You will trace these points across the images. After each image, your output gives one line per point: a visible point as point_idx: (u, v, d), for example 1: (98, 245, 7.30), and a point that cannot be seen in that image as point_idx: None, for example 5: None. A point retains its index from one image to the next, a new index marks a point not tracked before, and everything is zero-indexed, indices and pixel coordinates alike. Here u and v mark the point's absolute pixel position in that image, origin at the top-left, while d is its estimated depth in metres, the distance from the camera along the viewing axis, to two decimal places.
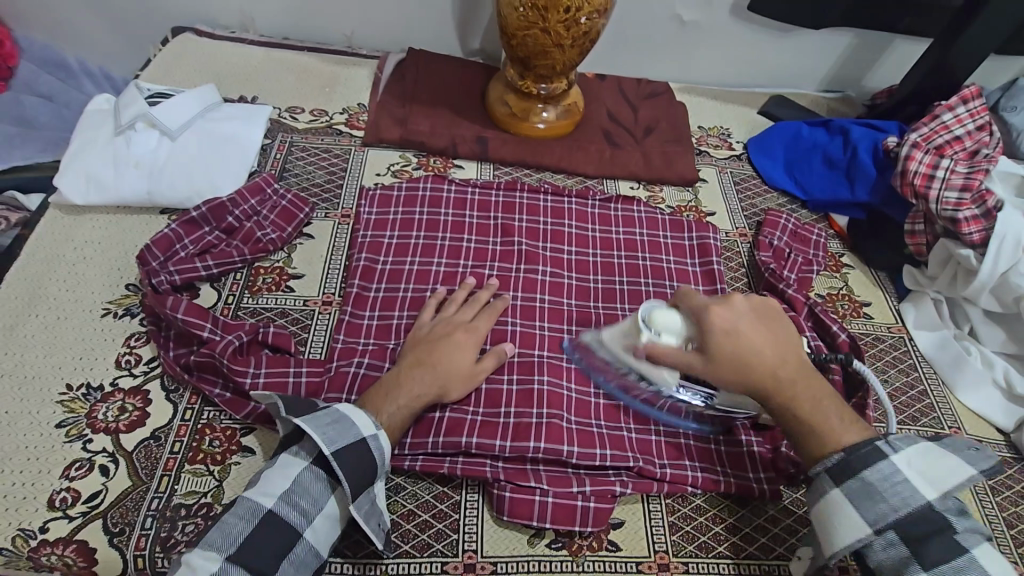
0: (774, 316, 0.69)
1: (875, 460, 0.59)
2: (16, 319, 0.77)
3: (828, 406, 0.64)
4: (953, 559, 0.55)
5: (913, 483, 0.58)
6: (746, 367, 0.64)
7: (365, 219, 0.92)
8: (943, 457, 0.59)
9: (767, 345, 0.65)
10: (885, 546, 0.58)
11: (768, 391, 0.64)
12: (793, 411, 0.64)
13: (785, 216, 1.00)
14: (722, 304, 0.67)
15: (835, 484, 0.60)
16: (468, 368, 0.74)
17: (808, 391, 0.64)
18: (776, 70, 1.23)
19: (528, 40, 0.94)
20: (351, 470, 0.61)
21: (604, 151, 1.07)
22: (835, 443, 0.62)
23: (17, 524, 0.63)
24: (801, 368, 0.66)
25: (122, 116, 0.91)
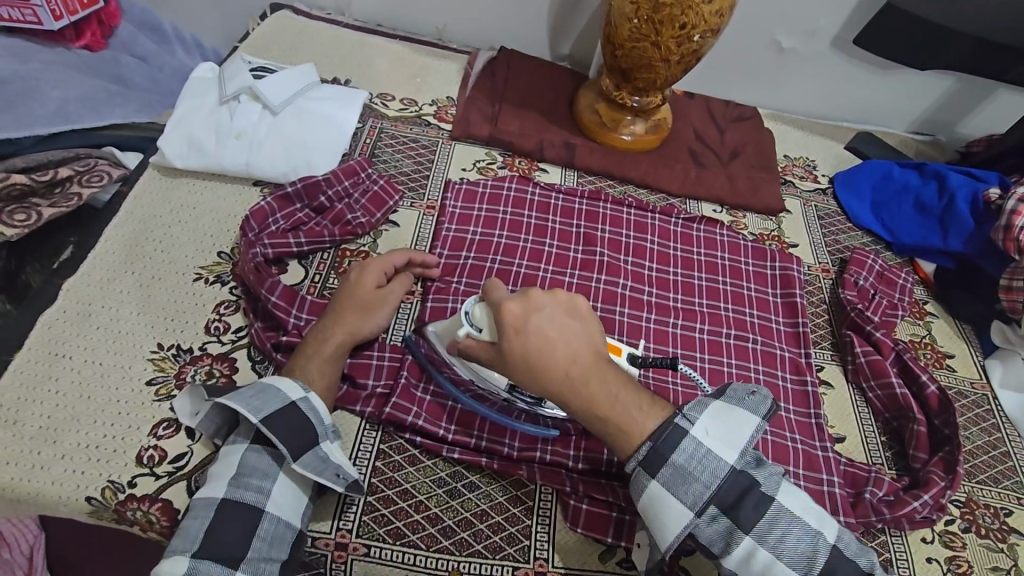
0: (582, 314, 0.63)
1: (678, 441, 0.58)
2: (113, 274, 0.79)
3: (618, 398, 0.59)
4: (764, 516, 0.57)
5: (715, 451, 0.58)
6: (534, 364, 0.59)
7: (450, 213, 0.91)
8: (728, 413, 0.60)
9: (558, 343, 0.59)
10: (709, 522, 0.58)
11: (564, 392, 0.59)
12: (591, 411, 0.59)
13: (872, 257, 0.98)
14: (518, 300, 0.62)
15: (650, 478, 0.58)
16: (369, 297, 0.76)
17: (597, 387, 0.59)
18: (867, 107, 1.21)
19: (635, 52, 0.93)
20: (284, 434, 0.62)
21: (690, 171, 1.06)
22: (640, 435, 0.59)
23: (107, 476, 0.64)
24: (591, 362, 0.60)
25: (227, 87, 0.93)
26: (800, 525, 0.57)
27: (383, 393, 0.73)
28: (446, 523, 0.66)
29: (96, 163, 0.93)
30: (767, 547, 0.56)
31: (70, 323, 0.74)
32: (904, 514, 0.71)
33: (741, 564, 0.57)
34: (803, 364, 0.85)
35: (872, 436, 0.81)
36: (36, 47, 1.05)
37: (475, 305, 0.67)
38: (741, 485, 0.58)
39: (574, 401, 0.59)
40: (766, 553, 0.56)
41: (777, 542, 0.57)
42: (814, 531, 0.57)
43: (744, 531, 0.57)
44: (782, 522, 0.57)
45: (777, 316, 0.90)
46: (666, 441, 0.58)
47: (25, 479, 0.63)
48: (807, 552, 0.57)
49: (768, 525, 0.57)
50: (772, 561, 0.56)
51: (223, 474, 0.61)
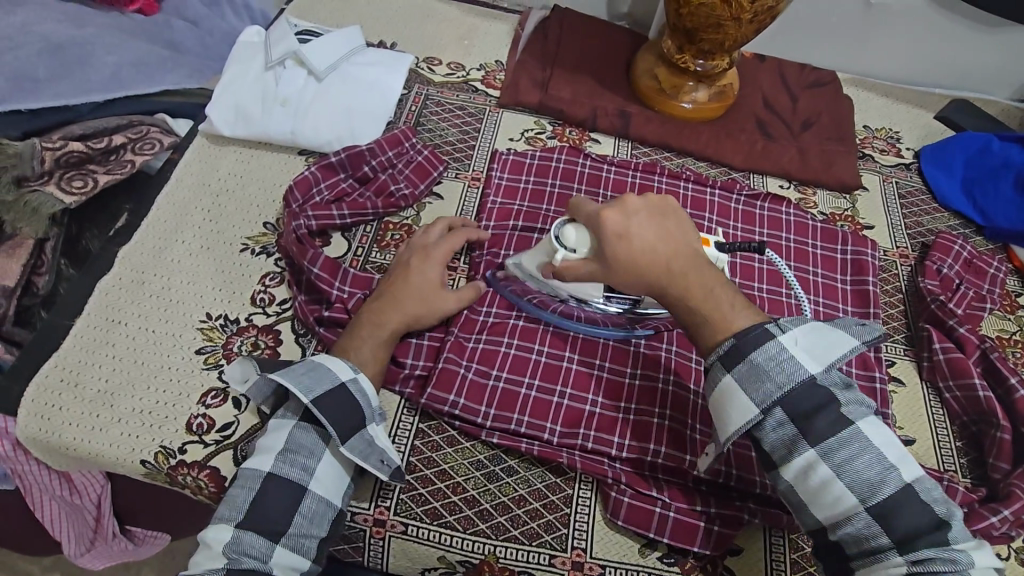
0: (675, 211, 0.63)
1: (762, 342, 0.56)
2: (165, 242, 0.80)
3: (717, 291, 0.58)
4: (836, 433, 0.53)
5: (799, 358, 0.55)
6: (642, 271, 0.58)
7: (497, 183, 0.87)
8: (825, 332, 0.57)
9: (660, 243, 0.59)
10: (776, 427, 0.55)
11: (664, 286, 0.58)
12: (687, 305, 0.58)
13: (960, 242, 0.88)
14: (612, 208, 0.61)
15: (727, 372, 0.56)
16: (428, 285, 0.74)
17: (698, 280, 0.58)
18: (965, 71, 1.08)
19: (702, 11, 0.85)
20: (333, 416, 0.62)
21: (756, 142, 0.97)
22: (727, 329, 0.57)
23: (159, 441, 0.66)
24: (691, 259, 0.59)
25: (273, 52, 0.92)
26: (877, 456, 0.52)
27: (421, 374, 0.72)
28: (483, 506, 0.66)
29: (147, 130, 0.94)
30: (831, 462, 0.53)
31: (125, 290, 0.76)
32: (979, 529, 0.65)
33: (799, 476, 0.54)
34: (871, 358, 0.78)
35: (946, 440, 0.75)
36: (91, 12, 1.06)
37: (563, 226, 0.65)
38: (818, 399, 0.54)
39: (675, 295, 0.58)
40: (827, 468, 0.53)
41: (844, 462, 0.52)
42: (888, 464, 0.52)
43: (809, 442, 0.53)
44: (856, 446, 0.53)
45: (845, 304, 0.83)
46: (752, 341, 0.56)
47: (87, 440, 0.66)
48: (876, 479, 0.52)
49: (839, 443, 0.53)
50: (833, 478, 0.52)
51: (270, 448, 0.61)
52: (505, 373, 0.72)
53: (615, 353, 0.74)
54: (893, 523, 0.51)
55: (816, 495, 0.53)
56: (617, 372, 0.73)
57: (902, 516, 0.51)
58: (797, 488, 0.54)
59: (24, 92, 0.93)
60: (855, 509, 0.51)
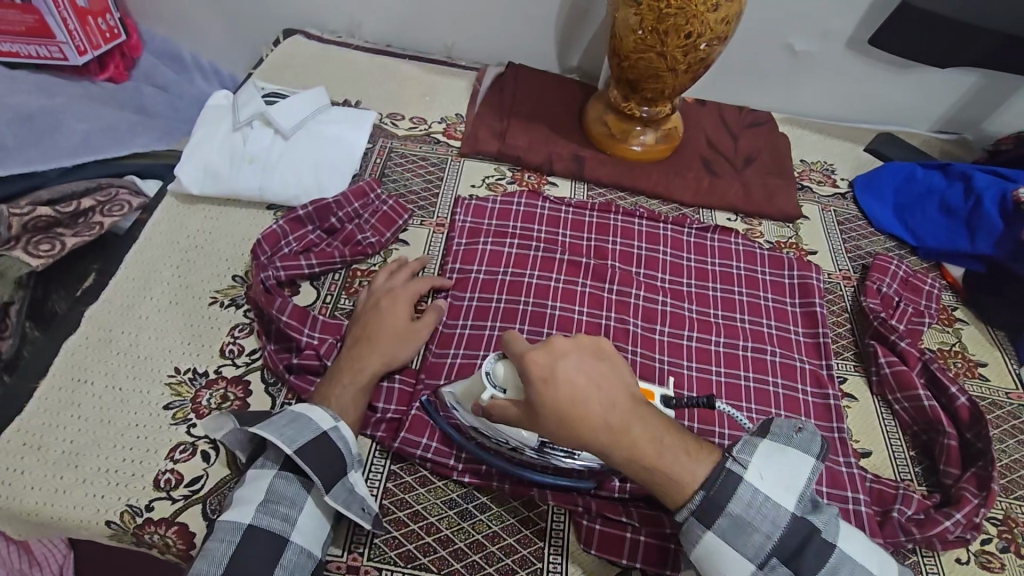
0: (610, 357, 0.61)
1: (736, 489, 0.55)
2: (133, 300, 0.81)
3: (665, 438, 0.56)
4: (826, 565, 0.54)
5: (777, 499, 0.56)
6: (576, 420, 0.55)
7: (460, 227, 0.91)
8: (785, 456, 0.57)
9: (596, 391, 0.56)
10: (771, 574, 0.55)
11: (604, 445, 0.55)
12: (636, 460, 0.55)
13: (896, 262, 0.95)
14: (541, 348, 0.59)
15: (705, 528, 0.55)
16: (402, 328, 0.76)
17: (644, 432, 0.56)
18: (887, 107, 1.18)
19: (642, 63, 0.92)
20: (317, 465, 0.62)
21: (702, 180, 1.04)
22: (691, 483, 0.56)
23: (126, 499, 0.65)
24: (632, 407, 0.57)
25: (241, 113, 0.96)
26: (862, 570, 0.55)
27: (393, 416, 0.73)
28: (458, 545, 0.66)
29: (116, 192, 0.96)
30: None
31: (92, 349, 0.76)
32: (935, 534, 0.68)
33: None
34: (824, 376, 0.82)
35: (900, 451, 0.78)
36: (61, 81, 1.10)
37: (496, 363, 0.64)
38: (801, 532, 0.55)
39: (621, 449, 0.55)
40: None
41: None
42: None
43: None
44: None
45: (796, 326, 0.88)
46: (721, 488, 0.55)
47: (49, 503, 0.65)
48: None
49: (831, 571, 0.54)
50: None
51: (250, 499, 0.60)
52: None
53: None
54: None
55: None
56: None
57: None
58: None
59: None
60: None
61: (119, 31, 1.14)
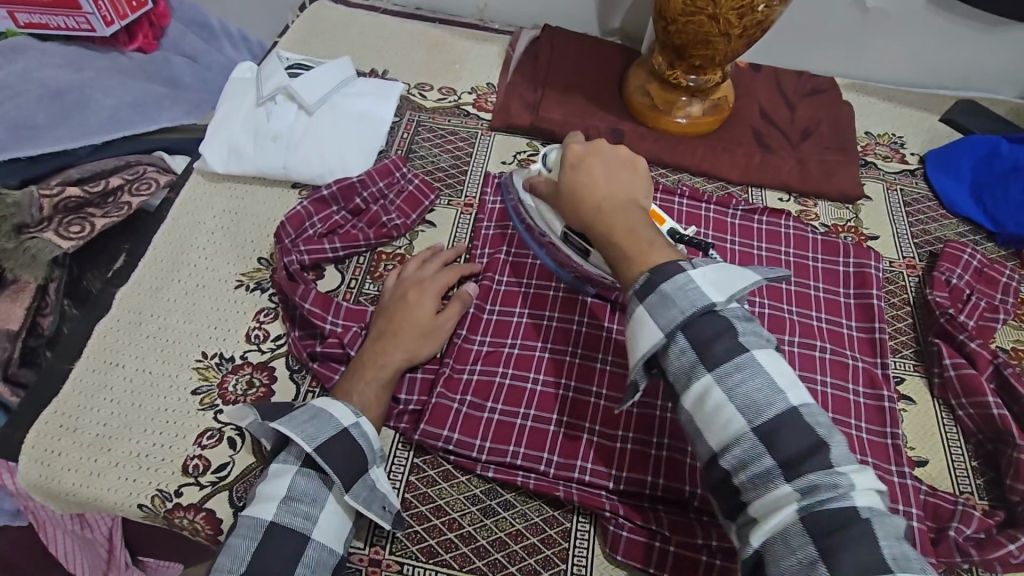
0: (638, 172, 0.65)
1: (673, 273, 0.54)
2: (162, 282, 0.81)
3: (642, 229, 0.58)
4: (730, 358, 0.50)
5: (704, 290, 0.53)
6: (578, 197, 0.62)
7: (489, 208, 0.87)
8: (730, 268, 0.55)
9: (607, 180, 0.63)
10: (679, 354, 0.52)
11: (590, 221, 0.61)
12: (607, 237, 0.59)
13: (970, 251, 0.85)
14: (582, 144, 0.66)
15: (639, 301, 0.54)
16: (428, 323, 0.73)
17: (626, 219, 0.59)
18: (971, 72, 1.05)
19: (690, 28, 0.84)
20: (338, 463, 0.61)
21: (753, 155, 0.95)
22: (642, 265, 0.56)
23: (156, 484, 0.66)
24: (627, 203, 0.60)
25: (265, 87, 0.93)
26: (766, 381, 0.50)
27: (416, 410, 0.71)
28: (480, 543, 0.65)
29: (144, 170, 0.96)
30: (724, 387, 0.50)
31: (123, 331, 0.77)
32: (996, 557, 0.62)
33: (697, 403, 0.51)
34: (879, 376, 0.75)
35: (960, 460, 0.72)
36: (90, 54, 1.08)
37: (554, 151, 0.75)
38: None
39: (597, 227, 0.60)
40: (721, 393, 0.50)
41: (734, 386, 0.50)
42: (782, 400, 0.49)
43: (707, 367, 0.51)
44: None
45: (850, 320, 0.80)
46: (663, 272, 0.54)
47: (86, 485, 0.66)
48: (761, 403, 0.49)
49: (733, 368, 0.50)
50: (726, 402, 0.50)
51: (272, 495, 0.60)
52: (500, 405, 0.71)
53: (611, 381, 0.73)
54: (779, 446, 0.47)
55: (711, 420, 0.50)
56: (615, 401, 0.72)
57: (786, 443, 0.48)
58: (696, 415, 0.51)
59: (25, 139, 0.95)
60: (743, 431, 0.49)
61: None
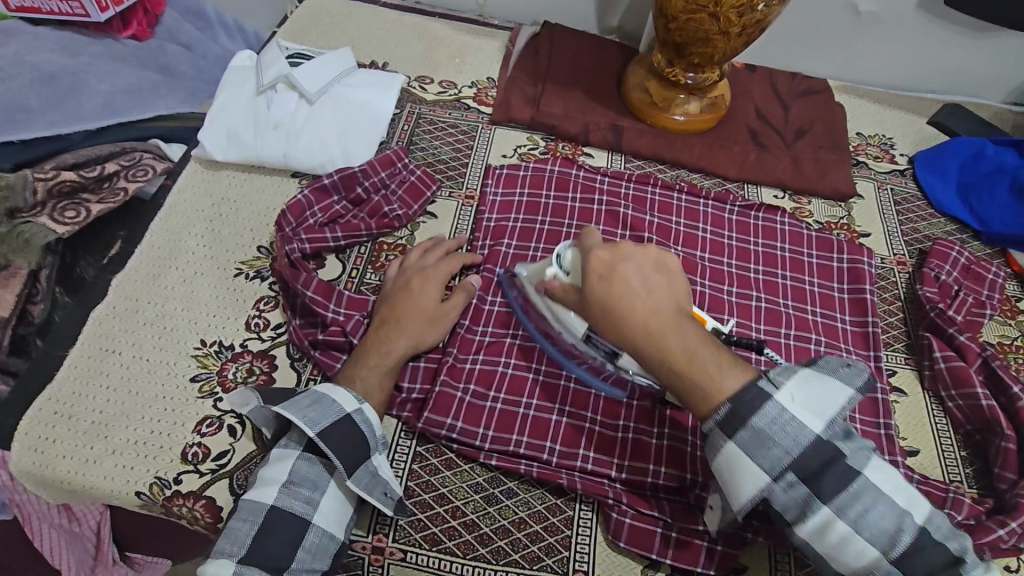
0: (670, 273, 0.60)
1: (761, 404, 0.52)
2: (159, 269, 0.80)
3: (701, 348, 0.55)
4: (847, 488, 0.51)
5: (799, 418, 0.52)
6: (619, 313, 0.57)
7: (491, 201, 0.87)
8: (815, 379, 0.54)
9: (646, 291, 0.57)
10: (786, 488, 0.52)
11: (638, 343, 0.56)
12: (666, 361, 0.55)
13: (957, 248, 0.88)
14: (608, 248, 0.61)
15: (727, 437, 0.53)
16: (431, 310, 0.73)
17: (680, 338, 0.55)
18: (957, 75, 1.08)
19: (690, 25, 0.85)
20: (340, 448, 0.60)
21: (749, 153, 0.97)
22: (719, 395, 0.53)
23: (154, 472, 0.65)
24: (677, 315, 0.56)
25: (265, 76, 0.92)
26: (889, 504, 0.51)
27: (419, 398, 0.71)
28: (483, 530, 0.65)
29: (140, 157, 0.95)
30: (846, 520, 0.51)
31: (119, 318, 0.76)
32: (986, 542, 0.64)
33: (815, 535, 0.52)
34: (872, 368, 0.77)
35: (950, 450, 0.74)
36: (84, 39, 1.07)
37: (569, 248, 0.67)
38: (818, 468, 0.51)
39: (649, 352, 0.55)
40: (844, 525, 0.51)
41: (859, 517, 0.51)
42: None
43: (824, 501, 0.51)
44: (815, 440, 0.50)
45: (843, 314, 0.82)
46: (747, 401, 0.52)
47: (81, 473, 0.65)
48: (893, 530, 0.51)
49: (852, 497, 0.51)
50: (851, 534, 0.51)
51: (273, 480, 0.59)
52: (503, 394, 0.71)
53: None
54: (913, 566, 0.51)
55: (835, 551, 0.52)
56: (616, 390, 0.72)
57: (920, 562, 0.51)
58: (814, 544, 0.53)
59: (16, 124, 0.94)
60: (882, 565, 0.51)
61: None
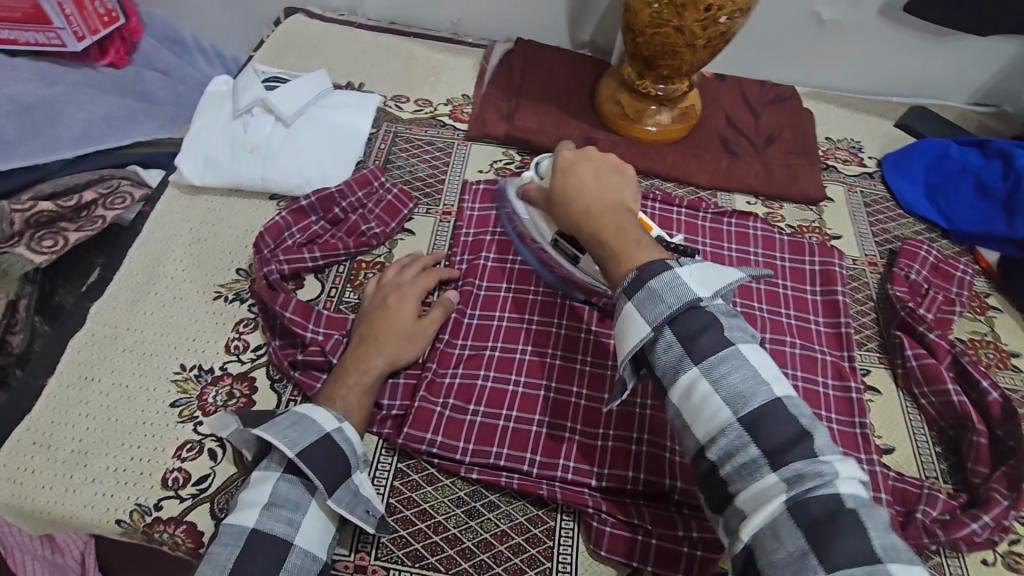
0: (626, 180, 0.66)
1: (659, 269, 0.54)
2: (138, 295, 0.80)
3: (631, 230, 0.59)
4: (715, 351, 0.51)
5: (689, 285, 0.53)
6: (569, 199, 0.64)
7: (468, 216, 0.88)
8: (715, 266, 0.56)
9: (598, 186, 0.64)
10: (668, 347, 0.53)
11: (580, 223, 0.62)
12: (597, 238, 0.60)
13: (926, 247, 0.89)
14: (573, 150, 0.68)
15: (628, 299, 0.54)
16: (408, 326, 0.74)
17: (613, 222, 0.60)
18: (921, 80, 1.11)
19: (657, 39, 0.87)
20: (321, 467, 0.61)
21: (721, 160, 0.99)
22: (630, 264, 0.57)
23: (135, 499, 0.65)
24: (618, 208, 0.62)
25: (241, 100, 0.93)
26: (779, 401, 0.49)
27: (399, 414, 0.72)
28: (465, 545, 0.65)
29: (118, 184, 0.95)
30: (710, 379, 0.51)
31: (98, 346, 0.76)
32: (961, 536, 0.65)
33: (685, 397, 0.51)
34: (846, 368, 0.78)
35: (925, 446, 0.75)
36: (61, 69, 1.08)
37: (546, 159, 0.80)
38: None
39: (585, 229, 0.61)
40: (707, 386, 0.50)
41: (722, 379, 0.50)
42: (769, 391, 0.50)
43: (694, 360, 0.51)
44: None
45: (816, 316, 0.84)
46: (652, 270, 0.54)
47: (61, 502, 0.65)
48: (745, 393, 0.49)
49: (716, 360, 0.51)
50: (711, 394, 0.50)
51: (254, 502, 0.59)
52: (482, 408, 0.72)
53: (591, 379, 0.75)
54: (763, 434, 0.48)
55: (697, 413, 0.51)
56: (595, 399, 0.73)
57: (773, 427, 0.48)
58: (682, 408, 0.52)
59: None
60: (729, 421, 0.49)
61: (118, 14, 1.11)
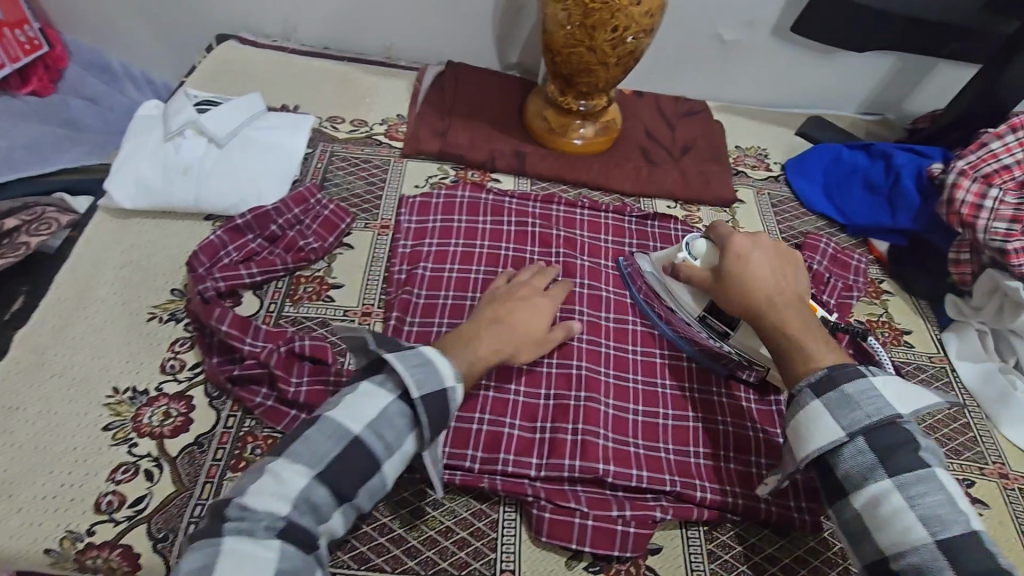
0: (790, 265, 0.74)
1: (855, 376, 0.59)
2: (66, 320, 0.79)
3: (812, 329, 0.66)
4: (914, 470, 0.54)
5: (889, 399, 0.58)
6: (744, 286, 0.71)
7: (406, 228, 0.92)
8: (910, 385, 0.60)
9: (768, 274, 0.71)
10: (856, 454, 0.57)
11: (762, 312, 0.69)
12: (782, 332, 0.66)
13: (825, 241, 0.99)
14: (746, 236, 0.76)
15: (816, 397, 0.59)
16: (545, 310, 0.78)
17: (799, 317, 0.67)
18: (815, 92, 1.23)
19: (573, 58, 0.94)
20: (433, 416, 0.60)
21: (641, 169, 1.07)
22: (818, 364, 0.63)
23: (65, 526, 0.64)
24: (798, 300, 0.70)
25: (172, 123, 0.94)
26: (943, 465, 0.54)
27: None
28: (411, 543, 0.66)
29: (43, 211, 0.94)
30: (903, 493, 0.53)
31: (22, 374, 0.74)
32: None
33: (869, 502, 0.55)
34: None
35: None
36: None
37: (696, 238, 0.80)
38: None
39: (771, 319, 0.68)
40: (899, 498, 0.53)
41: (917, 495, 0.53)
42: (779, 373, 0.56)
43: (887, 472, 0.55)
44: None
45: None
46: (844, 372, 0.60)
47: None
48: (943, 514, 0.52)
49: (914, 477, 0.54)
50: (904, 508, 0.53)
51: (361, 413, 0.58)
52: None
53: (529, 377, 0.78)
54: (958, 559, 0.49)
55: (884, 523, 0.53)
56: (532, 395, 0.77)
57: (965, 555, 0.50)
58: (864, 513, 0.55)
59: None
60: (924, 542, 0.51)
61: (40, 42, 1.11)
